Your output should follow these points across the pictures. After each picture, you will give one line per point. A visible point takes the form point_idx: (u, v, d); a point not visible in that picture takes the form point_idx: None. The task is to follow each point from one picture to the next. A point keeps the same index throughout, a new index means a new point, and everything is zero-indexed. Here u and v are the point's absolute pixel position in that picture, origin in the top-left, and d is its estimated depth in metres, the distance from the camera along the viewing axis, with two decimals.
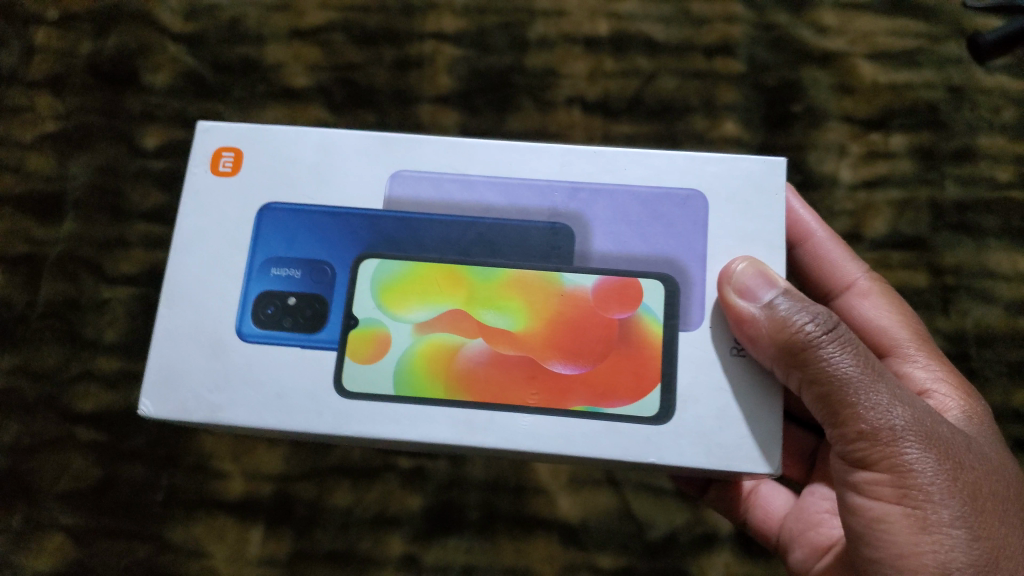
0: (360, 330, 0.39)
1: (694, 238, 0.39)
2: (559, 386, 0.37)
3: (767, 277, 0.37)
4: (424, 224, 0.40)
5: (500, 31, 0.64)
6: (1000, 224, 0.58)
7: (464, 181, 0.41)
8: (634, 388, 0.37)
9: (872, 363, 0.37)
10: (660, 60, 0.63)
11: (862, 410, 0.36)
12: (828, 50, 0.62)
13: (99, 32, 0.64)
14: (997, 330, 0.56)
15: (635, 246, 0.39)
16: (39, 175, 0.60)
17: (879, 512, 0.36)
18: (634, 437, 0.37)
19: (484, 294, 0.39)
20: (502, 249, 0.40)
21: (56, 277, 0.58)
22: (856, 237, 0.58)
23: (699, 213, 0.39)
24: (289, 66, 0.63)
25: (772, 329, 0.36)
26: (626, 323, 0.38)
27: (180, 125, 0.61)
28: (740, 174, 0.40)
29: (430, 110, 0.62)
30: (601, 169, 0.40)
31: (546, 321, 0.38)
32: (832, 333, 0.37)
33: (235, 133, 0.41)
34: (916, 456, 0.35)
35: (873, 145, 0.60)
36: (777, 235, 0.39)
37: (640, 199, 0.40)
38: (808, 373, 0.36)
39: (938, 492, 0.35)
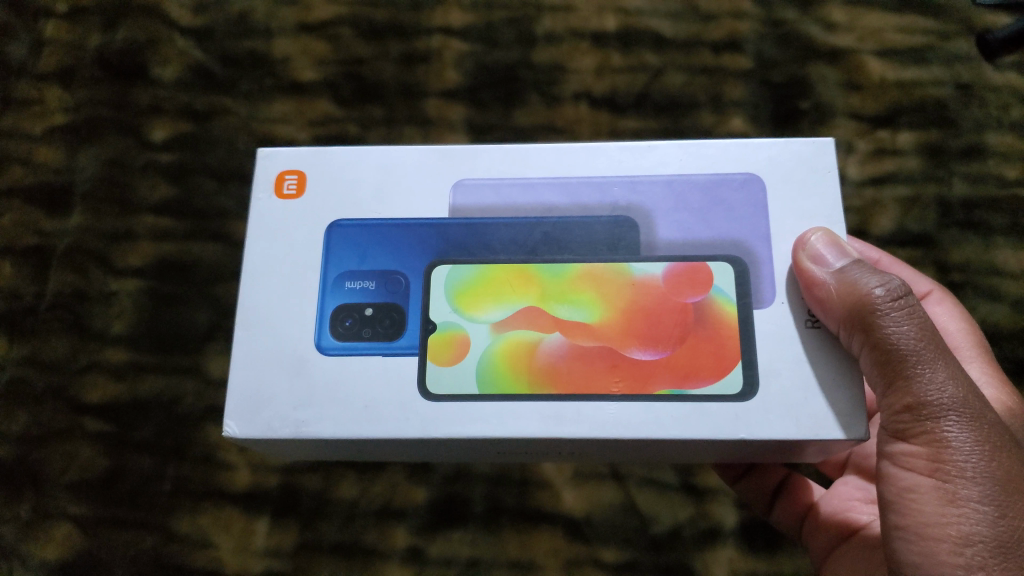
0: (438, 336, 0.38)
1: (756, 220, 0.38)
2: (641, 373, 0.36)
3: (843, 246, 0.36)
4: (494, 224, 0.39)
5: (508, 25, 0.64)
6: (1008, 222, 0.58)
7: (525, 184, 0.40)
8: (716, 366, 0.36)
9: (935, 338, 0.36)
10: (667, 55, 0.63)
11: (914, 381, 0.35)
12: (836, 47, 0.62)
13: (108, 26, 0.64)
14: (1005, 328, 0.56)
15: (703, 237, 0.38)
16: (48, 167, 0.61)
17: (909, 481, 0.36)
18: (722, 413, 0.35)
19: (560, 290, 0.38)
20: (570, 245, 0.39)
21: (65, 268, 0.58)
22: (863, 233, 0.58)
23: (757, 195, 0.38)
24: (297, 60, 0.63)
25: (840, 293, 0.35)
26: (700, 307, 0.37)
27: (188, 118, 0.62)
28: (793, 154, 0.39)
29: (437, 104, 0.62)
30: (662, 162, 0.40)
31: (625, 316, 0.37)
32: (898, 306, 0.36)
33: (299, 156, 0.41)
34: (958, 432, 0.35)
35: (881, 142, 0.60)
36: (834, 210, 0.38)
37: (697, 186, 0.39)
38: (869, 338, 0.35)
39: (973, 468, 0.34)
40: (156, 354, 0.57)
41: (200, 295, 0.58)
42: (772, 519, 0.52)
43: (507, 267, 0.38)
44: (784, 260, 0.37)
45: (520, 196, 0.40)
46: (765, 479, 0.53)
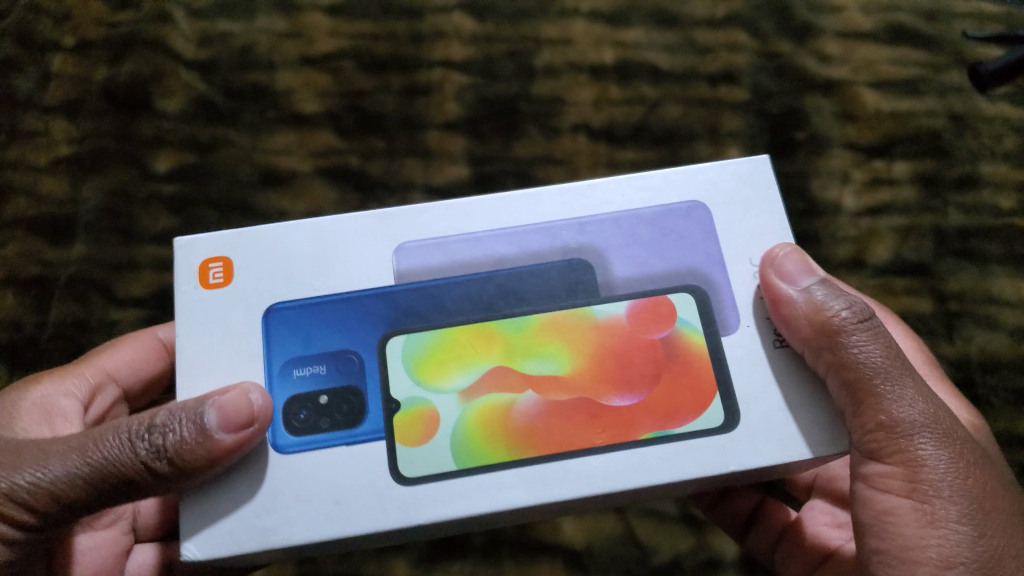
0: (405, 410, 0.38)
1: (712, 251, 0.39)
2: (622, 421, 0.37)
3: (806, 264, 0.38)
4: (446, 288, 0.39)
5: (507, 58, 0.65)
6: (1003, 251, 0.59)
7: (471, 238, 0.40)
8: (696, 402, 0.37)
9: (899, 356, 0.37)
10: (664, 88, 0.64)
11: (885, 401, 0.36)
12: (831, 79, 0.63)
13: (114, 59, 0.65)
14: (1002, 357, 0.56)
15: (662, 272, 0.39)
16: (52, 198, 0.61)
17: (887, 504, 0.36)
18: (710, 450, 0.36)
19: (524, 346, 0.38)
20: (526, 296, 0.39)
21: (67, 298, 0.58)
22: (860, 263, 0.59)
23: (706, 222, 0.40)
24: (299, 92, 0.64)
25: (809, 313, 0.37)
26: (669, 340, 0.38)
27: (191, 150, 0.62)
28: (715, 185, 0.40)
29: (437, 136, 0.63)
30: (603, 204, 0.41)
31: (591, 366, 0.38)
32: (864, 325, 0.37)
33: (218, 243, 0.40)
34: (931, 451, 0.36)
35: (877, 172, 0.61)
36: (782, 227, 0.39)
37: (645, 220, 0.40)
38: (839, 358, 0.36)
39: (948, 488, 0.35)
40: None
41: None
42: (745, 546, 0.52)
43: (467, 330, 0.39)
44: (743, 284, 0.39)
45: (464, 253, 0.40)
46: (735, 505, 0.53)
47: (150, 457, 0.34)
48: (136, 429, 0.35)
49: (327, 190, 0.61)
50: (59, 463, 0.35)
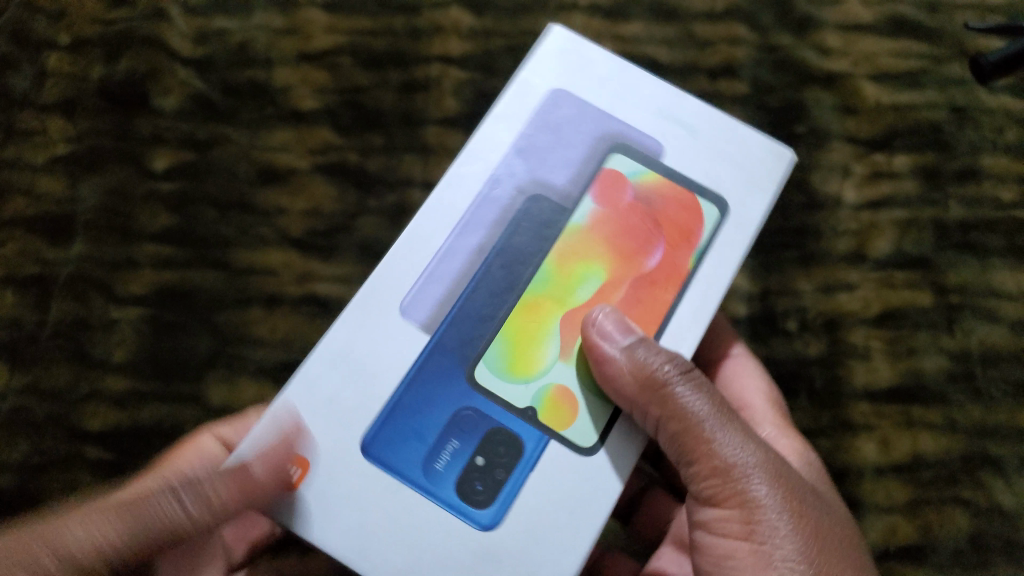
0: (538, 401, 0.42)
1: (592, 114, 0.46)
2: (669, 264, 0.44)
3: (624, 324, 0.41)
4: (484, 304, 0.43)
5: (505, 54, 0.65)
6: (1003, 243, 0.59)
7: (444, 256, 0.43)
8: (692, 212, 0.45)
9: (722, 404, 0.41)
10: (663, 82, 0.64)
11: (716, 446, 0.40)
12: (831, 72, 0.63)
13: (110, 57, 0.64)
14: (1003, 349, 0.56)
15: (586, 143, 0.45)
16: (50, 197, 0.60)
17: (722, 541, 0.40)
18: (733, 230, 0.44)
19: (573, 281, 0.43)
20: (527, 242, 0.44)
21: (67, 297, 0.58)
22: (861, 256, 0.58)
23: (571, 98, 0.46)
24: (297, 89, 0.64)
25: (633, 368, 0.39)
26: (639, 192, 0.45)
27: (189, 148, 0.62)
28: (539, 88, 0.46)
29: (436, 132, 0.63)
30: (496, 143, 0.45)
31: (617, 264, 0.44)
32: (688, 375, 0.40)
33: (261, 442, 0.39)
34: (762, 493, 0.39)
35: (877, 165, 0.61)
36: (618, 64, 0.47)
37: (536, 127, 0.45)
38: (664, 408, 0.39)
39: (783, 528, 0.39)
40: (157, 381, 0.57)
41: (200, 322, 0.58)
42: None
43: (525, 316, 0.43)
44: (632, 117, 0.46)
45: (462, 275, 0.43)
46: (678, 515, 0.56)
47: (192, 509, 0.36)
48: (178, 483, 0.37)
49: (326, 187, 0.61)
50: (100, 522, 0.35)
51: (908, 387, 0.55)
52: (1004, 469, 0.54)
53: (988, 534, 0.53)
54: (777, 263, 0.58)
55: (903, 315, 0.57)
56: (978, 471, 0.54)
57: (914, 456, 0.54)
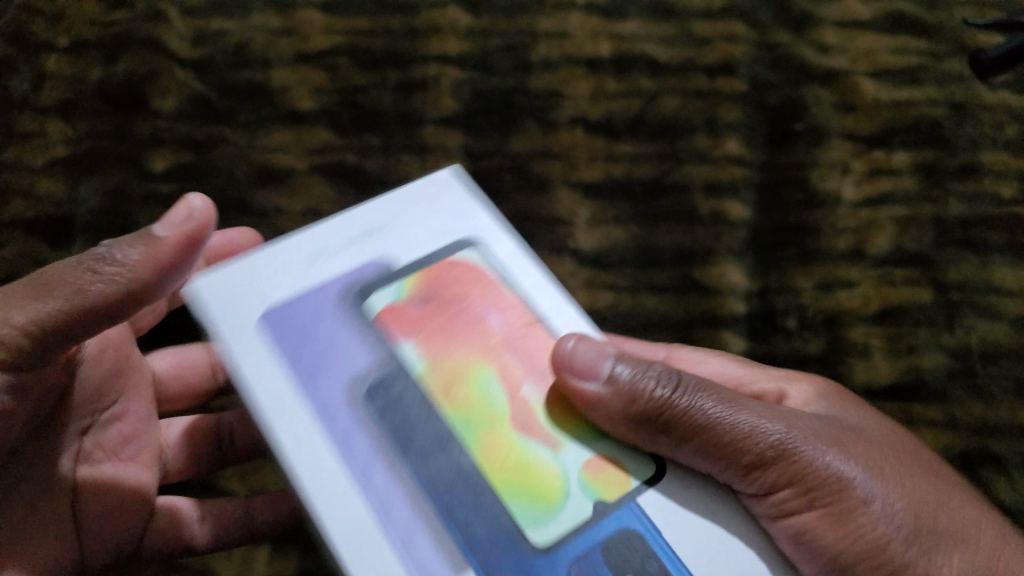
0: (598, 497, 0.38)
1: (321, 297, 0.43)
2: (512, 308, 0.44)
3: (599, 351, 0.39)
4: (433, 480, 0.38)
5: (503, 52, 0.65)
6: (1003, 239, 0.58)
7: (345, 487, 0.37)
8: (455, 265, 0.45)
9: (725, 392, 0.39)
10: (661, 80, 0.64)
11: (748, 435, 0.38)
12: (829, 69, 0.63)
13: (109, 59, 0.64)
14: (1004, 346, 0.56)
15: (369, 339, 0.42)
16: (49, 199, 0.60)
17: (800, 526, 0.38)
18: (476, 253, 0.46)
19: (481, 402, 0.40)
20: (401, 406, 0.40)
21: None
22: (860, 254, 0.58)
23: (312, 302, 0.43)
24: (295, 90, 0.64)
25: (626, 401, 0.38)
26: (415, 297, 0.44)
27: (188, 149, 0.62)
28: (246, 304, 0.43)
29: (433, 131, 0.62)
30: (297, 412, 0.39)
31: (473, 346, 0.42)
32: (680, 385, 0.39)
33: None
34: (815, 456, 0.39)
35: (876, 162, 0.61)
36: (294, 260, 0.44)
37: (332, 339, 0.42)
38: (676, 432, 0.38)
39: (847, 473, 0.39)
40: None
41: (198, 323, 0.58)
42: None
43: (497, 463, 0.38)
44: (339, 286, 0.44)
45: (356, 476, 0.37)
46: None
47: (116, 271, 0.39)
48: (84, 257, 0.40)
49: (324, 187, 0.61)
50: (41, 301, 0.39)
51: (908, 385, 0.55)
52: (1006, 467, 0.53)
53: None
54: (776, 261, 0.58)
55: (902, 312, 0.57)
56: (981, 469, 0.53)
57: None
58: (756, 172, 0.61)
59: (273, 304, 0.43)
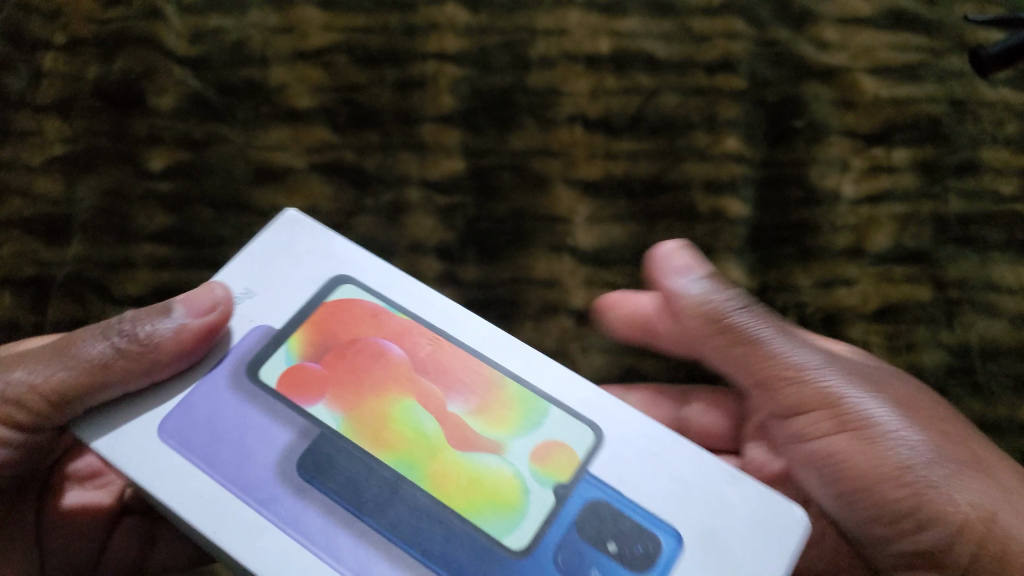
0: (554, 482, 0.41)
1: (209, 411, 0.41)
2: (398, 336, 0.45)
3: (687, 261, 0.51)
4: (398, 525, 0.39)
5: (502, 50, 0.64)
6: (1003, 237, 0.58)
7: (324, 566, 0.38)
8: (333, 317, 0.45)
9: (780, 324, 0.49)
10: (660, 77, 0.64)
11: (793, 357, 0.47)
12: (829, 66, 0.63)
13: (105, 57, 0.64)
14: (1003, 343, 0.56)
15: (279, 412, 0.42)
16: (47, 198, 0.60)
17: (830, 447, 0.46)
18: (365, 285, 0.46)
19: (412, 436, 0.42)
20: (336, 470, 0.40)
21: (65, 298, 0.58)
22: (859, 251, 0.58)
23: (192, 433, 0.41)
24: (293, 88, 0.64)
25: (695, 304, 0.49)
26: (314, 361, 0.44)
27: (186, 147, 0.62)
28: (136, 432, 0.41)
29: (432, 129, 0.62)
30: (232, 513, 0.38)
31: (387, 390, 0.43)
32: (746, 306, 0.49)
33: None
34: (838, 385, 0.46)
35: (876, 159, 0.60)
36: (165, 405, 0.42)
37: (234, 462, 0.40)
38: (734, 339, 0.48)
39: (869, 408, 0.45)
40: None
41: None
42: None
43: (451, 485, 0.40)
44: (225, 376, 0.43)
45: (326, 555, 0.38)
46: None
47: (123, 342, 0.43)
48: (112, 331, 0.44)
49: (322, 185, 0.61)
50: (50, 367, 0.43)
51: None
52: None
53: None
54: (776, 259, 0.58)
55: (901, 310, 0.57)
56: None
57: None
58: (755, 170, 0.61)
59: (164, 419, 0.41)
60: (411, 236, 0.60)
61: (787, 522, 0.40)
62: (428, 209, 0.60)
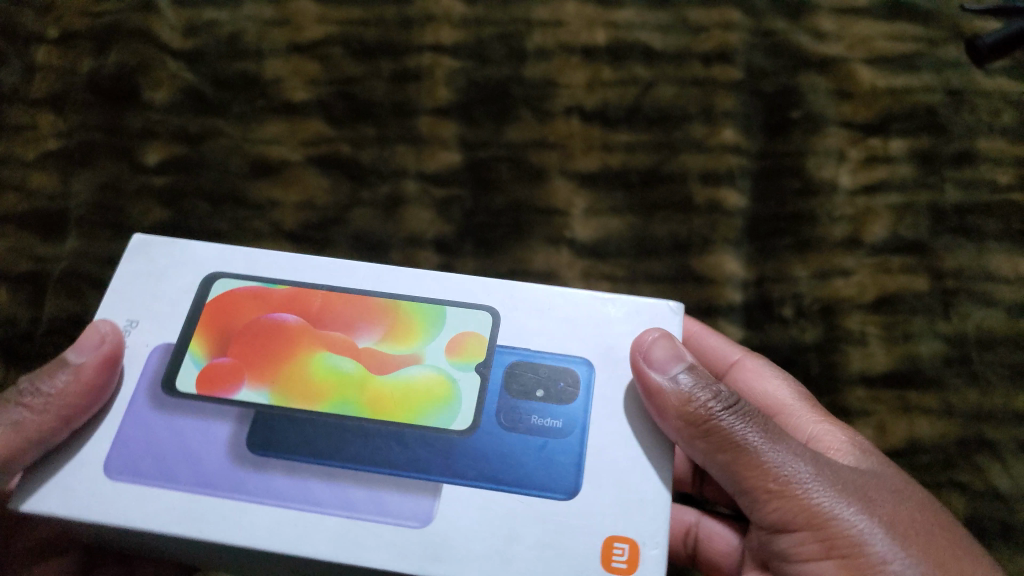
0: (474, 363, 0.41)
1: (131, 431, 0.39)
2: (288, 302, 0.43)
3: (676, 353, 0.40)
4: (358, 453, 0.39)
5: (498, 41, 0.64)
6: (1000, 227, 0.58)
7: (310, 519, 0.37)
8: (216, 313, 0.42)
9: (769, 424, 0.40)
10: (657, 68, 0.63)
11: (777, 467, 0.38)
12: (826, 56, 0.63)
13: (99, 50, 0.64)
14: (1000, 333, 0.56)
15: (209, 409, 0.40)
16: (41, 193, 0.60)
17: (812, 573, 0.38)
18: (241, 264, 0.44)
19: (335, 379, 0.41)
20: (283, 434, 0.39)
21: (60, 293, 0.57)
22: (856, 242, 0.58)
23: (127, 459, 0.38)
24: (288, 80, 0.63)
25: (677, 402, 0.39)
26: (220, 358, 0.41)
27: (181, 141, 0.61)
28: (79, 481, 0.38)
29: (429, 121, 0.62)
30: (206, 507, 0.37)
31: (297, 351, 0.41)
32: (732, 407, 0.39)
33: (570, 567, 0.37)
34: (832, 503, 0.38)
35: (873, 150, 0.60)
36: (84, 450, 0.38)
37: (176, 466, 0.38)
38: (711, 442, 0.39)
39: (866, 530, 0.38)
40: None
41: None
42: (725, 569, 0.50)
43: (388, 402, 0.40)
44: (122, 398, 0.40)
45: (306, 504, 0.37)
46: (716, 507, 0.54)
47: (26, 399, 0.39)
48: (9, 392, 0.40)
49: (319, 179, 0.61)
50: None
51: (904, 372, 0.55)
52: (1001, 453, 0.54)
53: (987, 519, 0.52)
54: (773, 249, 0.58)
55: (898, 301, 0.57)
56: (976, 455, 0.54)
57: (912, 440, 0.54)
58: (752, 161, 0.61)
59: (106, 457, 0.38)
60: (408, 229, 0.59)
61: (658, 309, 0.43)
62: (425, 201, 0.60)
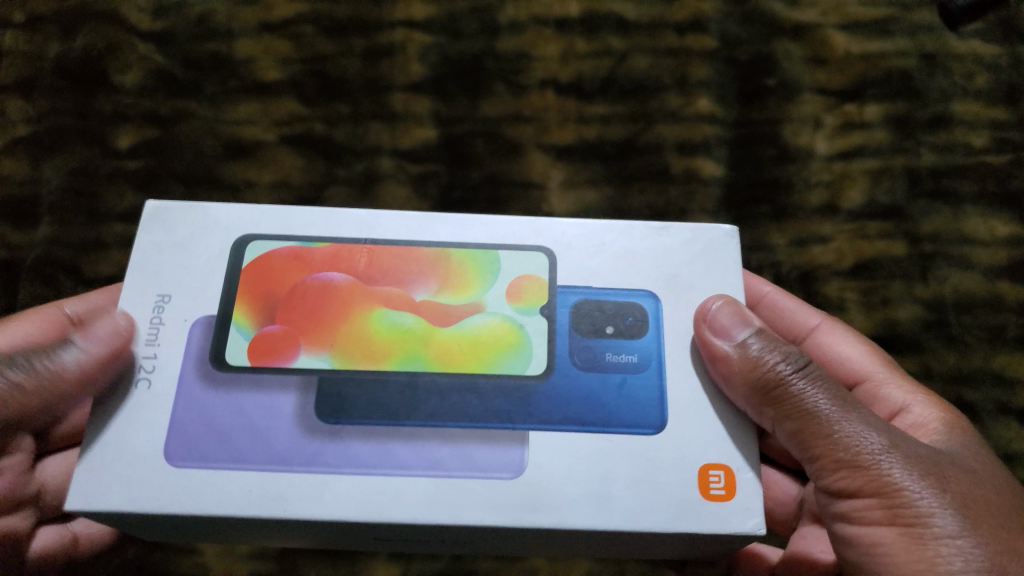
0: (538, 306, 0.41)
1: (192, 414, 0.38)
2: (329, 261, 0.42)
3: (741, 316, 0.40)
4: (438, 413, 0.39)
5: (470, 16, 0.64)
6: (976, 189, 0.58)
7: (400, 484, 0.37)
8: (252, 281, 0.41)
9: (844, 396, 0.39)
10: (631, 39, 0.63)
11: (845, 437, 0.38)
12: (799, 22, 0.63)
13: (66, 34, 0.63)
14: (976, 296, 0.56)
15: (266, 379, 0.39)
16: (12, 180, 0.59)
17: (871, 538, 0.37)
18: (273, 226, 0.42)
19: (396, 336, 0.40)
20: (353, 399, 0.39)
21: (35, 281, 0.56)
22: (833, 208, 0.58)
23: (192, 442, 0.37)
24: (260, 60, 0.63)
25: (744, 367, 0.38)
26: (271, 328, 0.40)
27: (153, 125, 0.61)
28: (140, 476, 0.36)
29: (402, 97, 0.62)
30: (286, 482, 0.36)
31: (353, 312, 0.41)
32: (804, 371, 0.39)
33: (661, 517, 0.37)
34: (900, 476, 0.37)
35: (848, 116, 0.60)
36: (140, 445, 0.37)
37: (245, 447, 0.37)
38: (780, 408, 0.38)
39: (930, 503, 0.37)
40: None
41: None
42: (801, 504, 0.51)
43: (456, 354, 0.40)
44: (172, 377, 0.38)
45: (394, 469, 0.37)
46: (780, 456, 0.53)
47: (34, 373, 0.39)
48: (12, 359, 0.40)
49: (294, 159, 0.60)
50: None
51: (883, 337, 0.56)
52: (979, 414, 0.54)
53: None
54: (751, 218, 0.58)
55: (875, 266, 0.57)
56: None
57: None
58: (729, 131, 0.60)
59: (164, 446, 0.37)
60: (384, 206, 0.59)
61: (714, 235, 0.43)
62: (401, 178, 0.60)
